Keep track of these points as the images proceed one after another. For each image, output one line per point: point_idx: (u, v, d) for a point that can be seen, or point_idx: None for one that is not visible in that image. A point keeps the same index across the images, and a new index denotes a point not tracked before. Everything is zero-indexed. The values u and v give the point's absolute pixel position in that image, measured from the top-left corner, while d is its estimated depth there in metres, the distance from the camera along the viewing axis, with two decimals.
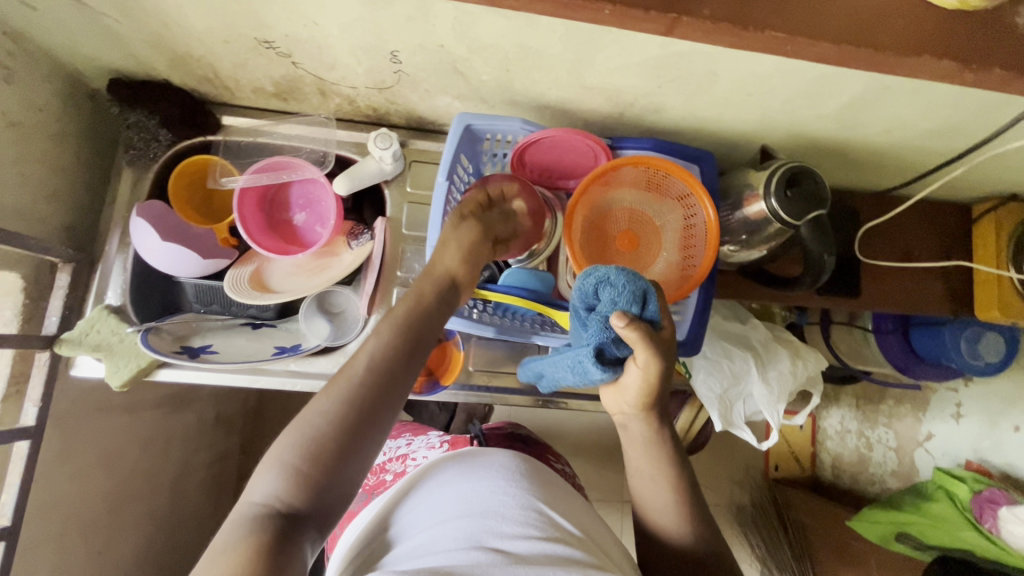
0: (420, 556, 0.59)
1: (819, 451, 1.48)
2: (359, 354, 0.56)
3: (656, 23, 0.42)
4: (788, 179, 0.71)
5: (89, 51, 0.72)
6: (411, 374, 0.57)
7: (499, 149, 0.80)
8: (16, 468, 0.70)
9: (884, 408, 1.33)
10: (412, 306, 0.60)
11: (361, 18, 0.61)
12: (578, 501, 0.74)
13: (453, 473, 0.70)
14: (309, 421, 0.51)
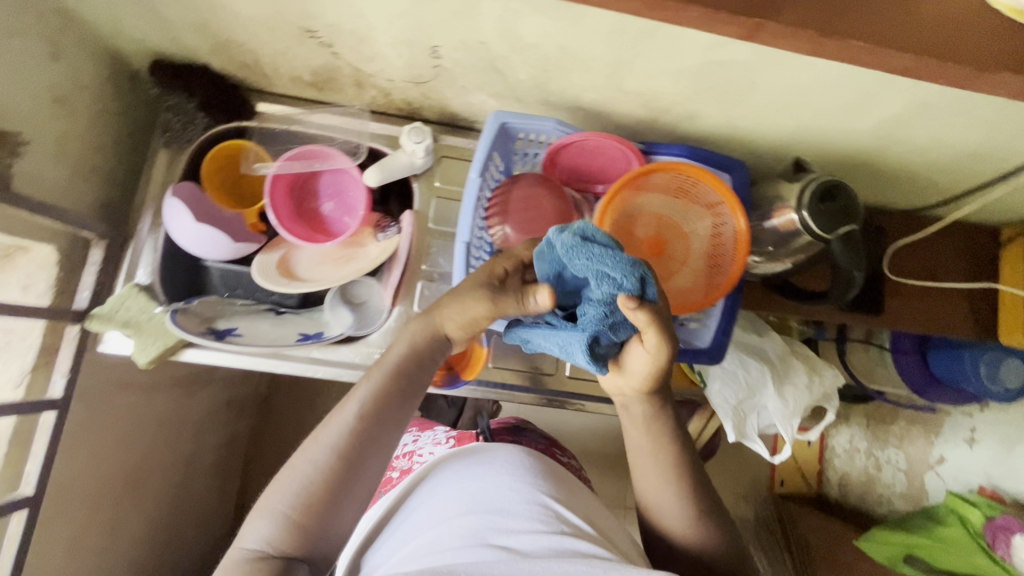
0: (421, 550, 0.59)
1: (826, 468, 1.49)
2: (348, 402, 0.60)
3: (737, 27, 0.42)
4: (822, 192, 0.70)
5: (135, 32, 0.73)
6: (398, 419, 0.61)
7: (531, 149, 0.80)
8: (42, 438, 0.72)
9: (895, 429, 1.32)
10: (403, 350, 0.64)
11: (406, 11, 0.61)
12: (585, 496, 0.73)
13: (458, 474, 0.70)
14: (299, 470, 0.56)
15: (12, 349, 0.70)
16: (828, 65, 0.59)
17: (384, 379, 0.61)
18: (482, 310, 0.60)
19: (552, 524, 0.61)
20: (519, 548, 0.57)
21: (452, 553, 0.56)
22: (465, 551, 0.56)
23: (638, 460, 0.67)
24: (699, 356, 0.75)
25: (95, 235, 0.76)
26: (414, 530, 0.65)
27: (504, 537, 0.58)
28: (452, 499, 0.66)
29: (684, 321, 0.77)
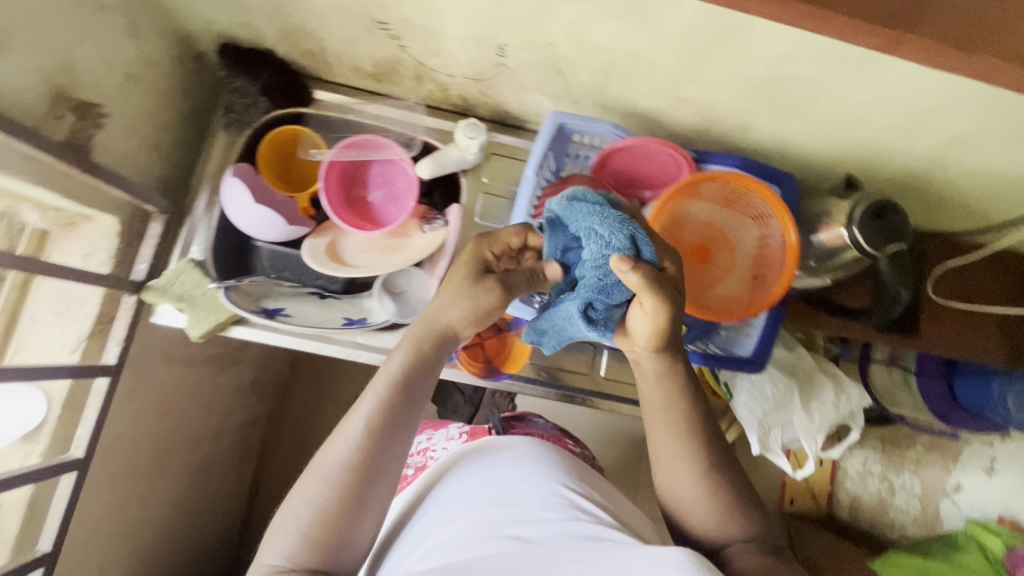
0: (439, 546, 0.60)
1: (836, 490, 1.46)
2: (356, 412, 0.60)
3: (880, 37, 0.40)
4: (874, 210, 0.71)
5: (209, 15, 0.75)
6: (408, 425, 0.61)
7: (581, 151, 0.81)
8: (94, 402, 0.74)
9: (912, 454, 1.33)
10: (407, 356, 0.63)
11: (482, 9, 0.63)
12: (602, 485, 0.74)
13: (472, 469, 0.71)
14: (314, 486, 0.56)
15: (71, 315, 0.74)
16: (895, 85, 0.60)
17: (389, 387, 0.61)
18: (489, 301, 0.63)
19: (567, 511, 0.61)
20: (535, 537, 0.57)
21: (470, 547, 0.57)
22: (484, 543, 0.57)
23: (655, 424, 0.66)
24: (740, 365, 0.76)
25: (157, 210, 0.78)
26: (432, 527, 0.65)
27: (519, 526, 0.59)
28: (468, 495, 0.66)
29: (726, 330, 0.78)
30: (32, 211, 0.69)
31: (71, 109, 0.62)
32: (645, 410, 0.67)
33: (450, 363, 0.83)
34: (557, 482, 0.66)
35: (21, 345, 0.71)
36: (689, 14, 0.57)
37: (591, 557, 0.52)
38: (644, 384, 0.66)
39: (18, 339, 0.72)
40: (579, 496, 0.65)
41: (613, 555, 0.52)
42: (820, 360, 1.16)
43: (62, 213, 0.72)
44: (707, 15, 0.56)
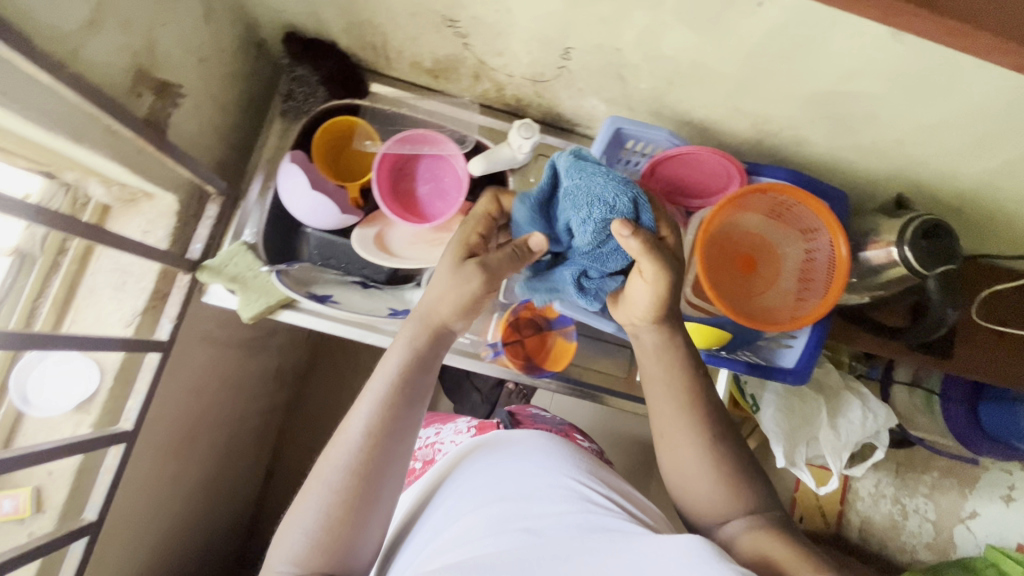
0: (453, 540, 0.60)
1: (847, 510, 1.38)
2: (354, 417, 0.60)
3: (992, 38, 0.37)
4: (924, 230, 0.72)
5: (278, 4, 0.77)
6: (410, 424, 0.61)
7: (632, 157, 0.83)
8: (145, 377, 0.75)
9: (927, 478, 1.34)
10: (404, 356, 0.62)
11: (555, 11, 0.64)
12: (609, 475, 0.74)
13: (482, 464, 0.71)
14: (318, 493, 0.58)
15: (127, 290, 0.74)
16: (959, 107, 0.61)
17: (387, 389, 0.60)
18: (476, 286, 0.61)
19: (580, 505, 0.61)
20: (545, 531, 0.58)
21: (485, 542, 0.57)
22: (498, 540, 0.57)
23: (658, 398, 0.66)
24: (783, 375, 0.77)
25: (216, 191, 0.79)
26: (444, 519, 0.65)
27: (528, 520, 0.59)
28: (479, 489, 0.66)
29: (770, 340, 0.79)
30: (99, 185, 0.71)
31: (151, 88, 0.64)
32: (644, 383, 0.68)
33: (496, 359, 0.83)
34: (566, 476, 0.66)
35: (78, 315, 0.73)
36: (764, 28, 0.58)
37: (600, 552, 0.53)
38: (643, 358, 0.67)
39: (75, 309, 0.73)
40: (589, 487, 0.65)
41: (626, 547, 0.54)
42: (847, 377, 1.16)
43: (125, 188, 0.73)
44: (783, 29, 0.57)
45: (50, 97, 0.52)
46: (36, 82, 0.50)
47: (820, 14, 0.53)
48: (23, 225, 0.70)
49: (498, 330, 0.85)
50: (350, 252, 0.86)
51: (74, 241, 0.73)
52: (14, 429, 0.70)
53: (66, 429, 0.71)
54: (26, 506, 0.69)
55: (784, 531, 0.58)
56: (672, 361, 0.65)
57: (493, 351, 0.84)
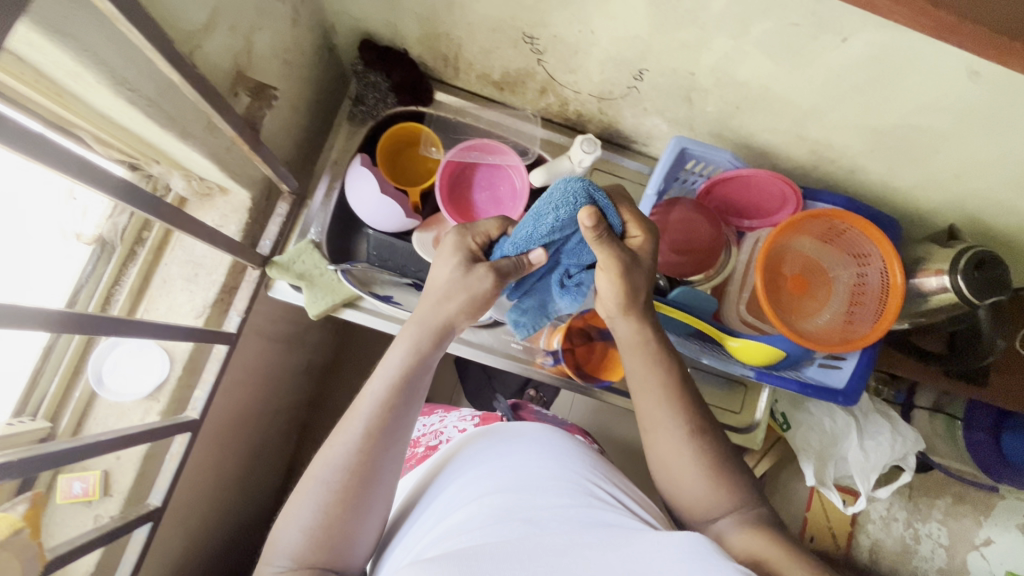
0: (449, 530, 0.55)
1: (857, 532, 1.39)
2: (353, 415, 0.60)
3: None
4: (976, 260, 0.74)
5: (357, 14, 0.79)
6: (406, 422, 0.61)
7: (691, 176, 0.86)
8: (212, 368, 0.76)
9: (939, 505, 1.37)
10: (404, 355, 0.62)
11: (637, 35, 0.67)
12: (608, 467, 0.71)
13: (484, 455, 0.67)
14: (314, 490, 0.58)
15: (199, 282, 0.76)
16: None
17: (386, 388, 0.61)
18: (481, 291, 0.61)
19: (581, 502, 0.57)
20: (543, 522, 0.53)
21: (482, 532, 0.52)
22: (495, 530, 0.52)
23: (642, 396, 0.67)
24: (834, 396, 0.79)
25: (288, 190, 0.81)
26: (444, 510, 0.61)
27: (527, 511, 0.54)
28: (479, 479, 0.62)
29: (820, 361, 0.81)
30: (181, 179, 0.73)
31: (246, 89, 0.66)
32: (629, 380, 0.69)
33: (554, 366, 0.87)
34: (569, 471, 0.63)
35: (151, 304, 0.75)
36: (844, 62, 0.60)
37: (597, 544, 0.48)
38: (628, 358, 0.69)
39: (149, 298, 0.75)
40: (593, 483, 0.62)
41: (625, 544, 0.48)
42: (876, 399, 1.17)
43: (203, 183, 0.75)
44: (863, 64, 0.60)
45: (168, 96, 0.54)
46: (159, 82, 0.52)
47: (902, 53, 0.56)
48: (106, 214, 0.72)
49: (554, 338, 0.87)
50: (409, 254, 0.87)
51: (152, 231, 0.76)
52: (86, 412, 0.72)
53: (136, 415, 0.72)
54: (94, 489, 0.70)
55: (771, 527, 0.59)
56: (655, 357, 0.68)
57: (551, 358, 0.87)
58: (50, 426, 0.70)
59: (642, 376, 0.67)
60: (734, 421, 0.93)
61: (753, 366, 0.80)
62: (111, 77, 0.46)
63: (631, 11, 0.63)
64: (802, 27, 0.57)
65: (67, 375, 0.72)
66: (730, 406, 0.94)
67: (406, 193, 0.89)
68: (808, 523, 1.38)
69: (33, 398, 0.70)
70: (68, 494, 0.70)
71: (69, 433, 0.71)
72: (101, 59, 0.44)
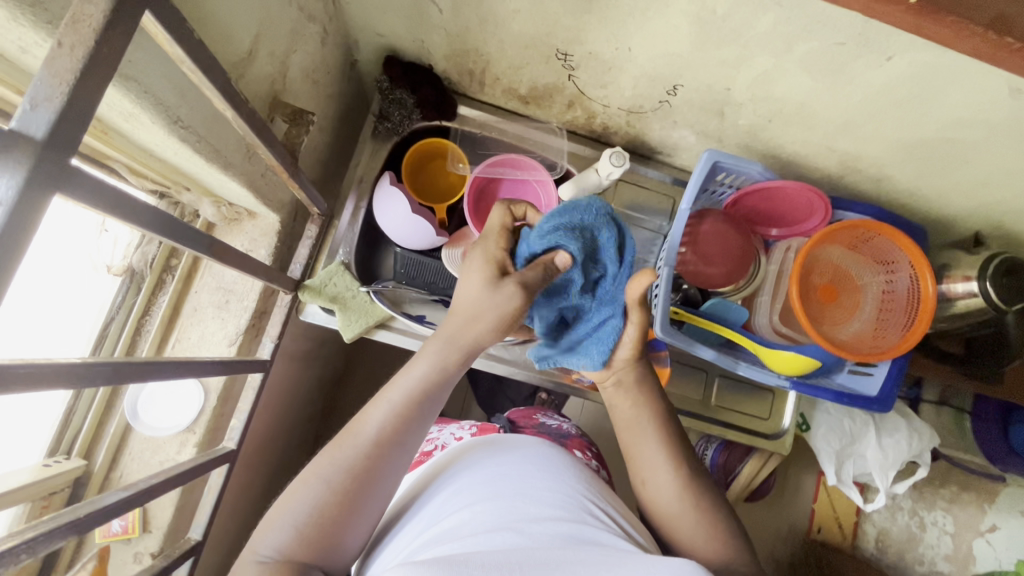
0: (438, 536, 0.54)
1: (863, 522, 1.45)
2: (367, 415, 0.57)
3: None
4: (1003, 268, 0.76)
5: (383, 31, 0.77)
6: (414, 439, 0.58)
7: (720, 187, 0.87)
8: (248, 396, 0.74)
9: (944, 492, 1.35)
10: (426, 373, 0.58)
11: (675, 52, 0.67)
12: (607, 491, 0.67)
13: (471, 462, 0.65)
14: (315, 484, 0.54)
15: (230, 309, 0.75)
16: None
17: (404, 400, 0.57)
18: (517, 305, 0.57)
19: (576, 519, 0.55)
20: (534, 535, 0.52)
21: (475, 539, 0.51)
22: (487, 538, 0.51)
23: (637, 442, 0.65)
24: (869, 404, 0.81)
25: (318, 212, 0.78)
26: (436, 514, 0.59)
27: (521, 521, 0.53)
28: (468, 484, 0.61)
29: (851, 369, 0.82)
30: (210, 205, 0.71)
31: (282, 115, 0.64)
32: (624, 431, 0.67)
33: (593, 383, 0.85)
34: (566, 482, 0.61)
35: (182, 334, 0.74)
36: (886, 78, 0.61)
37: (589, 560, 0.47)
38: (613, 397, 0.68)
39: (180, 328, 0.74)
40: (591, 503, 0.60)
41: (619, 563, 0.47)
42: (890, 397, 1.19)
43: (231, 208, 0.74)
44: (904, 81, 0.60)
45: (212, 128, 0.53)
46: (206, 115, 0.50)
47: (946, 71, 0.57)
48: (134, 244, 0.71)
49: None
50: (438, 271, 0.86)
51: (179, 259, 0.74)
52: (120, 447, 0.71)
53: (172, 449, 0.70)
54: (134, 525, 0.69)
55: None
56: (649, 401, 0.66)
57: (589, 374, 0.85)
58: (85, 464, 0.68)
59: (639, 425, 0.65)
60: (762, 427, 0.94)
61: (788, 377, 0.80)
62: (166, 116, 0.44)
63: (673, 30, 0.63)
64: (847, 47, 0.58)
65: (101, 410, 0.70)
66: (759, 412, 0.94)
67: (432, 210, 0.87)
68: (815, 515, 1.47)
69: (65, 436, 0.68)
70: (107, 533, 0.69)
71: (104, 470, 0.70)
72: (158, 99, 0.43)
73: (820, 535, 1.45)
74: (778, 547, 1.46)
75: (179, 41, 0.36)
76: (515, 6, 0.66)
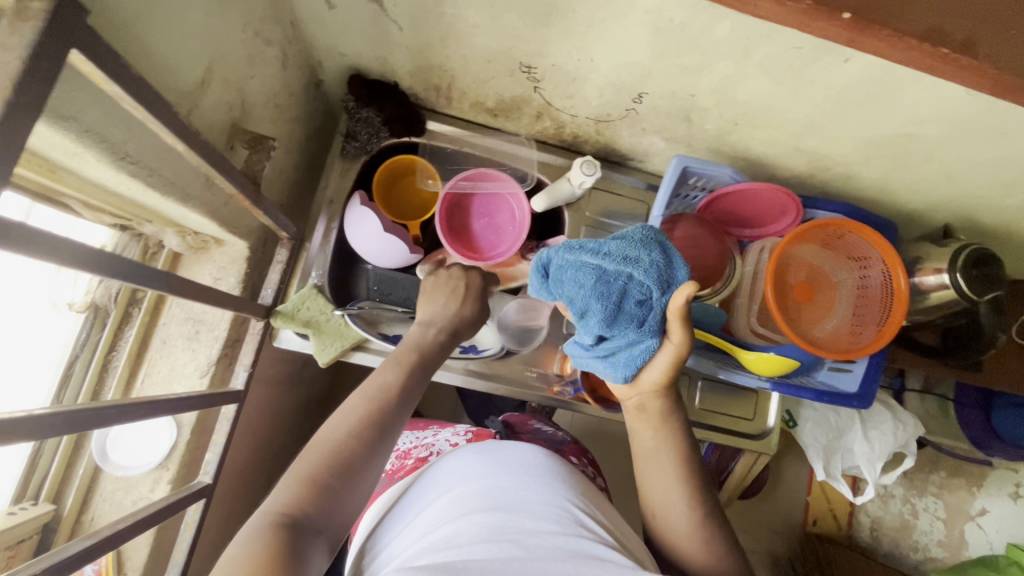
0: (431, 545, 0.53)
1: (856, 511, 1.46)
2: (375, 376, 0.59)
3: None
4: (973, 259, 0.76)
5: (346, 50, 0.76)
6: (410, 406, 0.58)
7: (691, 191, 0.87)
8: (222, 428, 0.72)
9: (934, 478, 1.35)
10: (422, 347, 0.64)
11: (637, 62, 0.66)
12: (604, 504, 0.67)
13: (464, 471, 0.65)
14: (330, 434, 0.53)
15: (201, 340, 0.73)
16: (1017, 149, 0.66)
17: (404, 368, 0.60)
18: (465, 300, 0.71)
19: (570, 524, 0.56)
20: (532, 546, 0.52)
21: (471, 549, 0.50)
22: (484, 549, 0.50)
23: (648, 468, 0.64)
24: (851, 400, 0.81)
25: (287, 236, 0.77)
26: (429, 525, 0.58)
27: (517, 532, 0.53)
28: (461, 494, 0.60)
29: (830, 366, 0.83)
30: (174, 236, 0.69)
31: (242, 142, 0.63)
32: (637, 456, 0.67)
33: (575, 395, 0.85)
34: (559, 484, 0.62)
35: (152, 367, 0.72)
36: (845, 78, 0.61)
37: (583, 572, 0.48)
38: (634, 423, 0.67)
39: (149, 362, 0.72)
40: (583, 512, 0.59)
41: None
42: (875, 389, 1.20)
43: (198, 237, 0.72)
44: (863, 81, 0.61)
45: (166, 161, 0.52)
46: (158, 148, 0.49)
47: (903, 72, 0.57)
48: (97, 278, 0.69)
49: (567, 363, 0.87)
50: (411, 286, 0.83)
51: (145, 293, 0.73)
52: (91, 489, 0.69)
53: (145, 487, 0.69)
54: (108, 569, 0.67)
55: None
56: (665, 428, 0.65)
57: (572, 387, 0.86)
58: (54, 508, 0.66)
59: (650, 460, 0.64)
60: (746, 428, 0.94)
61: (768, 378, 0.80)
62: (111, 152, 0.43)
63: (633, 40, 0.63)
64: (804, 50, 0.58)
65: (69, 451, 0.68)
66: (743, 413, 0.94)
67: (405, 227, 0.87)
68: (808, 508, 1.50)
69: (32, 481, 0.66)
70: None
71: (75, 513, 0.68)
72: (102, 136, 0.41)
73: (816, 528, 1.48)
74: (775, 541, 1.50)
75: (115, 79, 0.35)
76: (475, 22, 0.65)
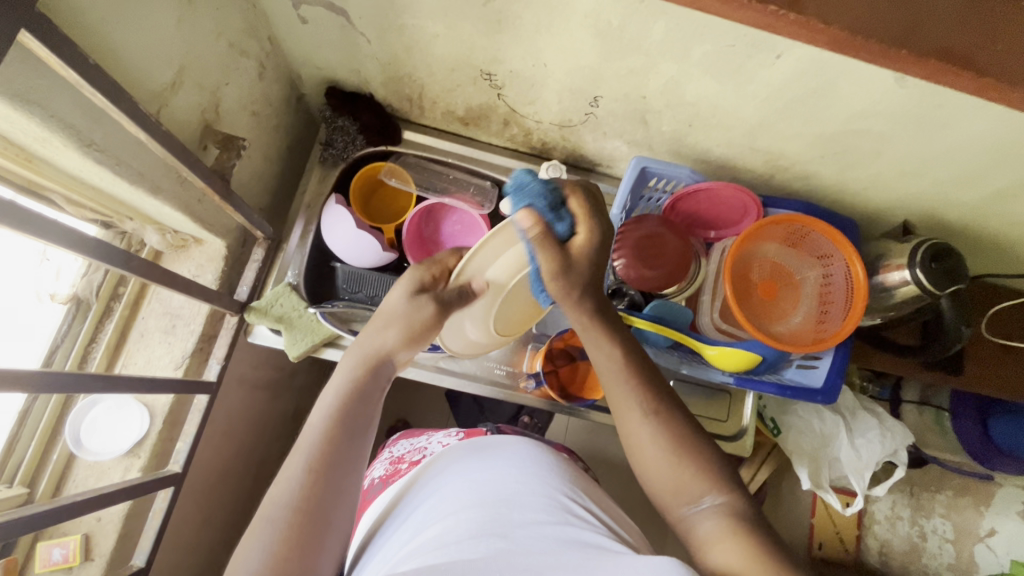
0: (422, 547, 0.53)
1: (865, 535, 1.28)
2: (297, 450, 0.55)
3: None
4: (932, 253, 0.76)
5: (322, 64, 0.82)
6: (345, 465, 0.55)
7: (655, 194, 0.90)
8: (194, 419, 0.75)
9: (941, 498, 1.25)
10: (340, 388, 0.59)
11: (586, 65, 0.70)
12: (602, 495, 0.67)
13: (452, 471, 0.65)
14: (262, 528, 0.50)
15: (177, 333, 0.77)
16: (960, 143, 0.67)
17: (327, 422, 0.56)
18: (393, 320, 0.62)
19: (560, 513, 0.56)
20: (518, 538, 0.52)
21: (459, 548, 0.50)
22: (471, 546, 0.50)
23: (616, 395, 0.61)
24: (815, 396, 0.81)
25: (263, 235, 0.82)
26: (421, 524, 0.58)
27: (502, 531, 0.53)
28: (450, 494, 0.60)
29: (797, 362, 0.84)
30: (154, 234, 0.73)
31: (215, 142, 0.69)
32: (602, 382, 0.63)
33: (537, 389, 0.86)
34: (546, 473, 0.63)
35: (129, 359, 0.76)
36: (781, 75, 0.64)
37: (575, 563, 0.49)
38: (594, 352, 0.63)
39: (127, 353, 0.76)
40: (571, 500, 0.60)
41: (600, 563, 0.49)
42: (864, 397, 1.16)
43: (178, 236, 0.76)
44: (797, 77, 0.64)
45: (134, 153, 0.57)
46: (126, 142, 0.55)
47: (826, 68, 0.61)
48: (80, 273, 0.74)
49: (536, 360, 0.88)
50: (375, 282, 0.83)
51: (127, 286, 0.77)
52: (65, 474, 0.72)
53: (117, 473, 0.72)
54: (75, 554, 0.70)
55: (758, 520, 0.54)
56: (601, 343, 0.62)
57: (534, 380, 0.86)
58: (28, 491, 0.70)
59: (620, 388, 0.61)
60: (721, 430, 0.93)
61: (731, 372, 0.82)
62: (77, 139, 0.49)
63: (578, 44, 0.67)
64: (736, 48, 0.61)
65: (46, 437, 0.72)
66: (717, 414, 0.93)
67: (381, 231, 0.88)
68: (814, 530, 1.29)
69: (8, 465, 0.70)
70: (47, 562, 0.70)
71: (48, 495, 0.71)
72: (67, 123, 0.47)
73: (821, 552, 1.28)
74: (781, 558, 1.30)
75: (70, 65, 0.41)
76: (434, 32, 0.70)
